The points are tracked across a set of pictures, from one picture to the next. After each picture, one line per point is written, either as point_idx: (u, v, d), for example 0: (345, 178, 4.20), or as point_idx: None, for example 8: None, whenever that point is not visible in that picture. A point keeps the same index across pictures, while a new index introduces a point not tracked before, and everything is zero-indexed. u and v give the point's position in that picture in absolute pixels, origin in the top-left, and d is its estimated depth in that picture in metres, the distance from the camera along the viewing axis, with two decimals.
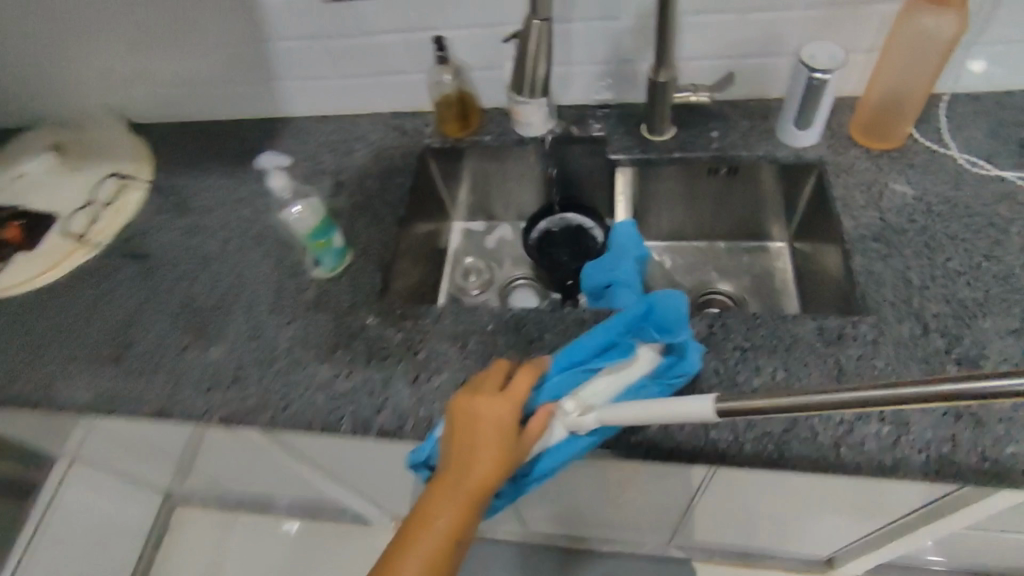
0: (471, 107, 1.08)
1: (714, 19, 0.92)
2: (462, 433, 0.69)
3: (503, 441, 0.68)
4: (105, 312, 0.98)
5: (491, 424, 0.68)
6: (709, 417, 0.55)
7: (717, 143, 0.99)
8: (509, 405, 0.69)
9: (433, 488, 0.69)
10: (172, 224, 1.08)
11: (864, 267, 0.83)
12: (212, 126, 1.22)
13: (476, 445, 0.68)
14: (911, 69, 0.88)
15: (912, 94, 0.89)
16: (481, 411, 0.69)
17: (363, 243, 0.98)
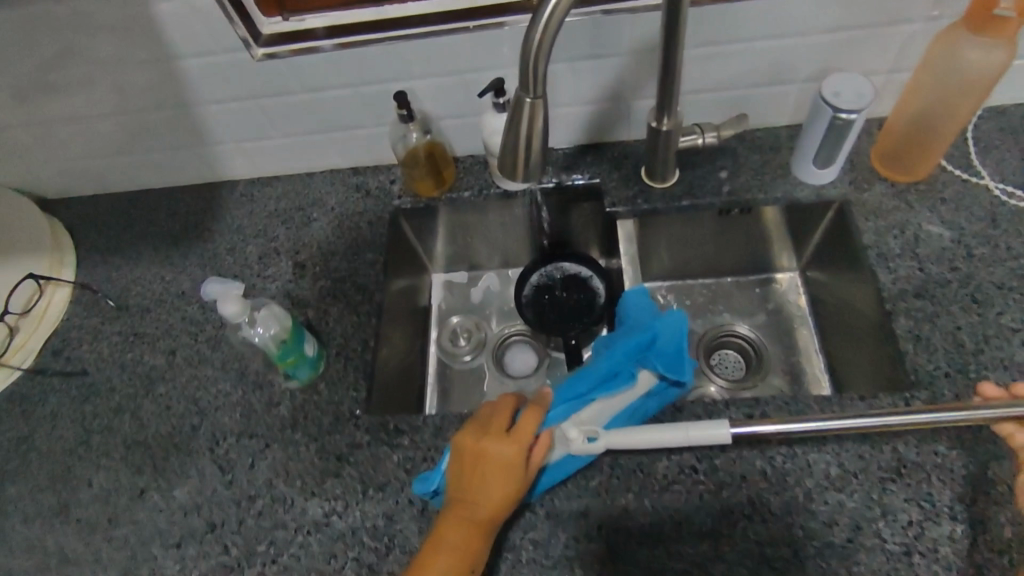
0: (443, 161, 0.94)
1: (718, 50, 0.80)
2: (472, 472, 0.68)
3: (509, 479, 0.67)
4: (40, 453, 0.83)
5: (500, 462, 0.67)
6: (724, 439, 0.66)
7: (727, 186, 0.88)
8: (518, 444, 0.68)
9: (440, 525, 0.67)
10: (108, 328, 0.92)
11: (908, 329, 0.75)
12: (141, 197, 1.04)
13: (487, 483, 0.66)
14: (945, 99, 0.79)
15: (946, 124, 0.80)
16: (491, 450, 0.67)
17: (338, 341, 0.85)
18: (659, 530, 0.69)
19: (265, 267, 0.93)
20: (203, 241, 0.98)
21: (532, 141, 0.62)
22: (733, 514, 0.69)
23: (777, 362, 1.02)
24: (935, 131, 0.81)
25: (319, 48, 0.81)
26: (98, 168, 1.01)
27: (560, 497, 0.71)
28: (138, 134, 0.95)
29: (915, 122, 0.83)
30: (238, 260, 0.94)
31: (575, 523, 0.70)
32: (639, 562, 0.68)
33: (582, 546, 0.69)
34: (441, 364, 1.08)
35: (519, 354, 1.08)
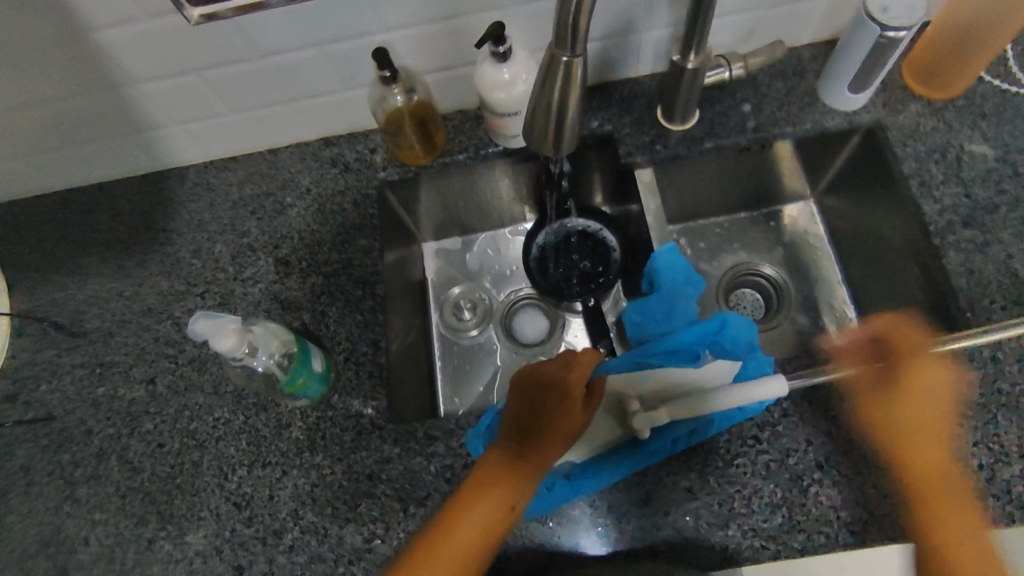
0: (433, 123, 0.82)
1: None
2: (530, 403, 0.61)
3: (541, 449, 0.58)
4: (20, 515, 0.73)
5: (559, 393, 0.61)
6: (776, 392, 0.60)
7: (751, 123, 0.81)
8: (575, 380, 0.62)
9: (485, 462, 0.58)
10: (69, 361, 0.79)
11: (960, 264, 0.70)
12: (75, 199, 0.89)
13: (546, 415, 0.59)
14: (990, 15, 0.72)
15: (989, 38, 0.73)
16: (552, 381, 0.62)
17: (344, 346, 0.75)
18: (730, 508, 0.65)
19: (241, 268, 0.81)
20: (160, 245, 0.84)
21: (568, 108, 0.57)
22: (802, 481, 0.65)
23: (799, 301, 0.96)
24: (979, 49, 0.74)
25: (269, 3, 0.66)
26: (19, 171, 0.85)
27: (620, 488, 0.67)
28: (61, 127, 0.79)
29: (953, 43, 0.75)
30: (207, 265, 0.82)
31: (641, 515, 0.66)
32: (713, 546, 0.64)
33: (652, 536, 0.65)
34: (448, 344, 0.96)
35: (532, 321, 0.96)
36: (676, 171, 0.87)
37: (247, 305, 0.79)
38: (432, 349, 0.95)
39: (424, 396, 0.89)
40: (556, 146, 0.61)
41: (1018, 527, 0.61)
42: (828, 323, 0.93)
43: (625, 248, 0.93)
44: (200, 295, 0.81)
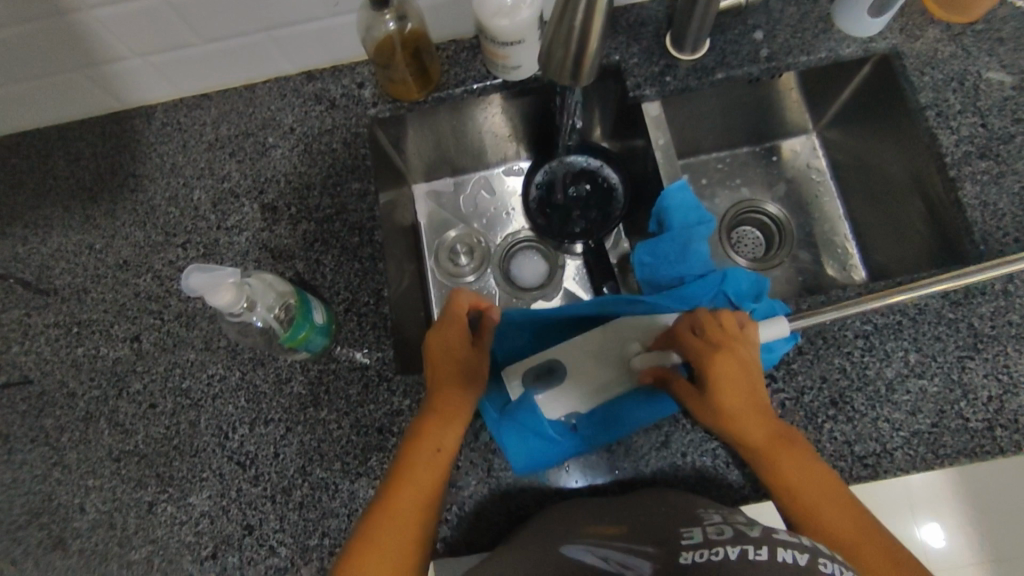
0: (427, 54, 0.75)
1: None
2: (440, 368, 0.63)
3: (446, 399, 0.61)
4: (6, 483, 0.69)
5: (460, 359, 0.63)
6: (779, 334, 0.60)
7: (764, 51, 0.77)
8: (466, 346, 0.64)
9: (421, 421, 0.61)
10: (42, 321, 0.74)
11: (975, 197, 0.69)
12: (27, 143, 0.80)
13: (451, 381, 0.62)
14: None
15: None
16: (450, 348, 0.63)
17: (343, 296, 0.71)
18: None
19: (224, 216, 0.75)
20: (129, 192, 0.77)
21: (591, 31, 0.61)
22: (818, 418, 0.65)
23: (799, 237, 0.95)
24: None
25: None
26: None
27: (638, 431, 0.65)
28: (5, 59, 0.70)
29: None
30: (186, 213, 0.76)
31: (659, 457, 0.64)
32: (731, 483, 0.63)
33: (671, 477, 0.64)
34: (445, 291, 0.93)
35: (531, 265, 0.93)
36: (683, 102, 0.83)
37: (234, 256, 0.73)
38: (429, 296, 0.92)
39: None
40: (574, 74, 0.66)
41: (1022, 453, 0.63)
42: (829, 265, 0.92)
43: (626, 186, 0.89)
44: (181, 246, 0.75)
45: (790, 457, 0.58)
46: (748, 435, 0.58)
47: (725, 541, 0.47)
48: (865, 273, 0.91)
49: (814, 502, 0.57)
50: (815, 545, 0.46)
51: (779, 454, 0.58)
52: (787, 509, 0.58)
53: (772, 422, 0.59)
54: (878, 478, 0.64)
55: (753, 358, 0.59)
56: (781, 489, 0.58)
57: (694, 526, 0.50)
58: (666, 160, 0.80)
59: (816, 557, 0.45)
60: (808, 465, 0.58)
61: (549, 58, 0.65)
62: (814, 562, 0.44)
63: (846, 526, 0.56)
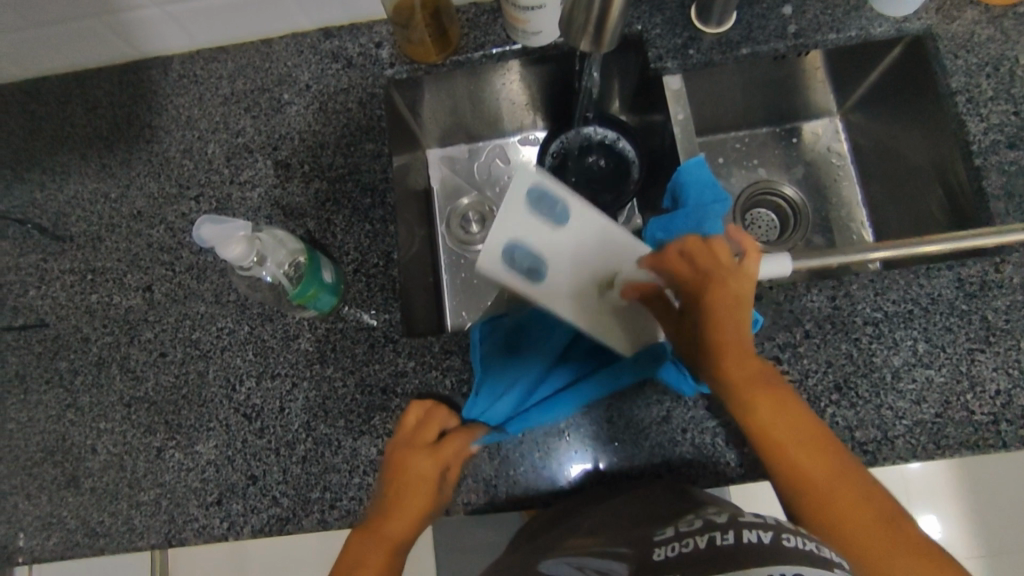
0: (447, 17, 0.74)
1: None
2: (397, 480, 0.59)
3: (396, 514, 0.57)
4: (20, 422, 0.71)
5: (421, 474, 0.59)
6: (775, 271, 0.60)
7: (792, 27, 0.75)
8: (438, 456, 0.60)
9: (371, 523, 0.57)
10: (57, 267, 0.75)
11: (999, 187, 0.68)
12: (45, 89, 0.80)
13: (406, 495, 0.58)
14: None
15: None
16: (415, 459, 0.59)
17: (353, 257, 0.71)
18: None
19: (237, 171, 0.75)
20: (144, 142, 0.77)
21: None
22: (820, 402, 0.65)
23: (815, 221, 0.94)
24: None
25: None
26: None
27: (638, 406, 0.65)
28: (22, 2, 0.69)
29: None
30: (200, 166, 0.76)
31: (658, 431, 0.64)
32: (729, 461, 0.63)
33: (668, 452, 0.64)
34: (455, 259, 0.93)
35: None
36: (707, 78, 0.81)
37: (246, 211, 0.74)
38: (439, 263, 0.92)
39: (432, 310, 0.86)
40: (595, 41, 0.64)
41: None
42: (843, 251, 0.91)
43: (643, 160, 0.88)
44: (195, 199, 0.75)
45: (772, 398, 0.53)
46: (726, 369, 0.54)
47: (694, 531, 0.43)
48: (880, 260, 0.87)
49: (792, 452, 0.52)
50: (781, 521, 0.41)
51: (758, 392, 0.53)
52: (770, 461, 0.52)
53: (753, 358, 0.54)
54: (877, 464, 0.64)
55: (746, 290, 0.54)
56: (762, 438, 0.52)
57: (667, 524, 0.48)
58: (685, 135, 0.79)
59: (780, 533, 0.40)
60: (786, 413, 0.53)
61: (569, 24, 0.65)
62: (777, 537, 0.39)
63: (821, 480, 0.51)
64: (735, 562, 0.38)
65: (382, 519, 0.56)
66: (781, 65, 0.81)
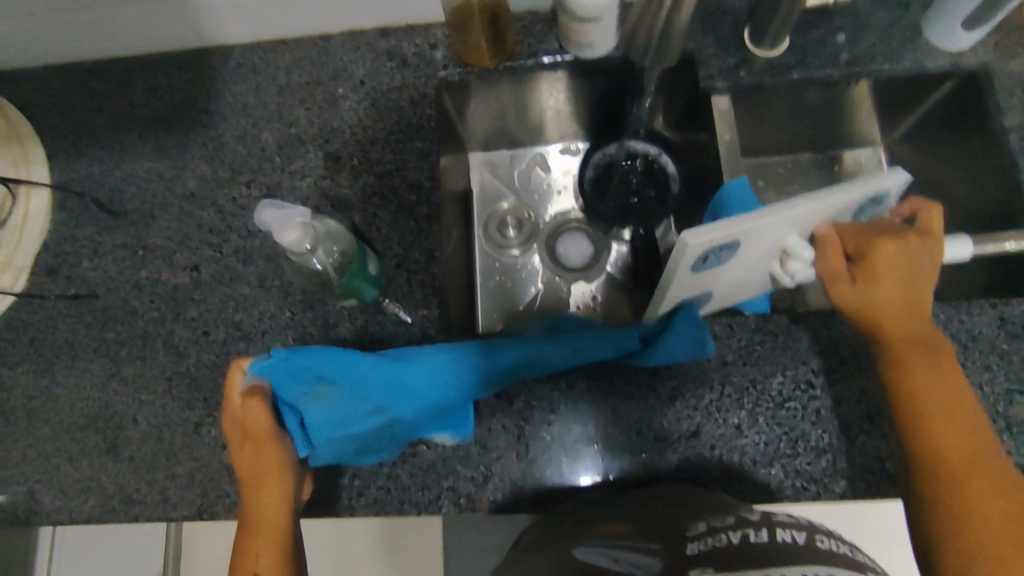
0: (504, 21, 0.75)
1: None
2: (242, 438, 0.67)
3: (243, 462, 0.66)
4: (66, 387, 0.73)
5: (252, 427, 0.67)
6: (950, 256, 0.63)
7: (845, 55, 0.75)
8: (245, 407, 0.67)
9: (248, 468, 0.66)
10: (111, 241, 0.77)
11: None
12: (111, 69, 0.83)
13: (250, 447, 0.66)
14: None
15: None
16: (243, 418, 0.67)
17: (395, 252, 0.73)
18: (776, 448, 0.64)
19: (289, 160, 0.77)
20: (202, 126, 0.80)
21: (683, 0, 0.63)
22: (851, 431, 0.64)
23: None
24: None
25: None
26: (49, 29, 0.79)
27: (668, 419, 0.65)
28: None
29: None
30: (254, 153, 0.78)
31: (686, 445, 0.65)
32: (756, 481, 0.63)
33: (696, 467, 0.64)
34: (489, 260, 0.94)
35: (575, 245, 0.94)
36: (756, 100, 0.81)
37: (295, 199, 0.76)
38: (473, 264, 0.93)
39: (465, 310, 0.87)
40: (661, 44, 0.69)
41: None
42: None
43: (683, 178, 0.89)
44: (246, 184, 0.77)
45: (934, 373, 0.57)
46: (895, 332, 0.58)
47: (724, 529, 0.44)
48: None
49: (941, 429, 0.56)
50: (812, 525, 0.43)
51: (921, 365, 0.57)
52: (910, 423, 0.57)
53: (923, 333, 0.58)
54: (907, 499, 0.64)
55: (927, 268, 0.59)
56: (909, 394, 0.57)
57: (697, 524, 0.48)
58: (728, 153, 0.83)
59: (814, 535, 0.42)
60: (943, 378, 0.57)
61: None
62: (812, 538, 0.41)
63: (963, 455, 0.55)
64: (786, 557, 0.39)
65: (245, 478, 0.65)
66: (830, 91, 0.81)
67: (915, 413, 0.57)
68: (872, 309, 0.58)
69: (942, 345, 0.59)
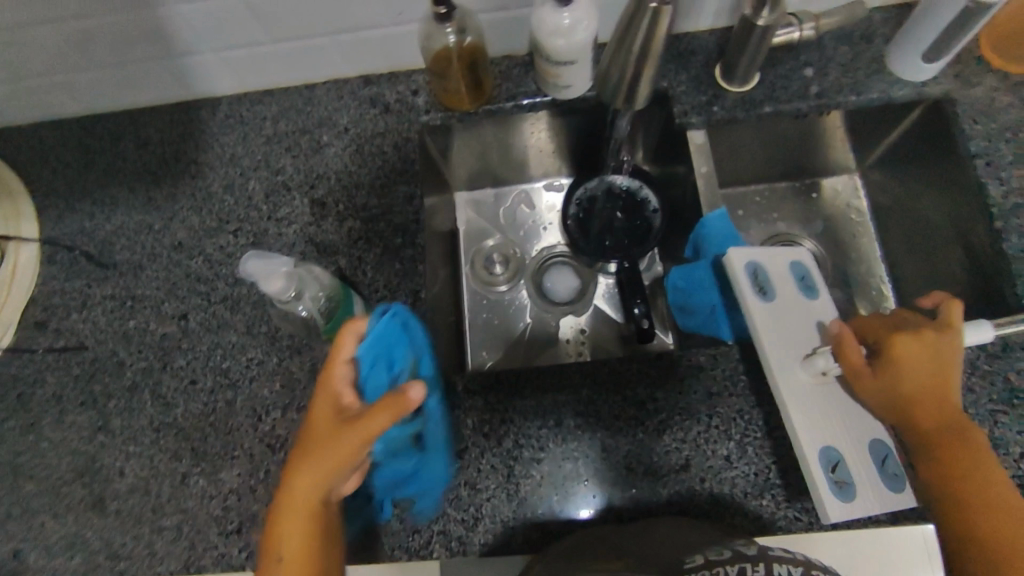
0: (483, 68, 0.77)
1: None
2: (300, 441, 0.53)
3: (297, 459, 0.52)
4: (54, 441, 0.73)
5: (317, 419, 0.54)
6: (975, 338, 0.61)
7: (814, 88, 0.77)
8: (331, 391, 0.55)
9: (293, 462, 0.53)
10: (100, 292, 0.78)
11: (1019, 249, 0.69)
12: (101, 124, 0.85)
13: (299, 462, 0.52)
14: None
15: None
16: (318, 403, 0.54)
17: (382, 294, 0.74)
18: (765, 478, 0.64)
19: (275, 208, 0.79)
20: (190, 178, 0.82)
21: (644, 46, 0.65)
22: None
23: (833, 275, 0.94)
24: None
25: None
26: (39, 89, 0.81)
27: (656, 453, 0.65)
28: (88, 46, 0.75)
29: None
30: (241, 202, 0.80)
31: (675, 478, 0.65)
32: (747, 512, 0.63)
33: (686, 500, 0.64)
34: (478, 297, 0.95)
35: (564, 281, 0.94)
36: (728, 133, 0.83)
37: (282, 246, 0.77)
38: (461, 301, 0.94)
39: (454, 348, 0.88)
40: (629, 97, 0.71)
41: None
42: (862, 306, 0.91)
43: (666, 215, 0.91)
44: (234, 233, 0.79)
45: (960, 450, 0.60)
46: (922, 427, 0.60)
47: None
48: None
49: (985, 522, 0.58)
50: None
51: (956, 461, 0.59)
52: (947, 512, 0.59)
53: (957, 425, 0.60)
54: (898, 524, 0.63)
55: (950, 358, 0.60)
56: (944, 482, 0.59)
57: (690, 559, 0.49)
58: (709, 188, 0.80)
59: None
60: (982, 470, 0.59)
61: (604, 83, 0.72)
62: None
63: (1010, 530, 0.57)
64: None
65: (297, 462, 0.52)
66: (802, 123, 0.83)
67: (954, 501, 0.59)
68: (903, 396, 0.60)
69: (983, 440, 0.60)
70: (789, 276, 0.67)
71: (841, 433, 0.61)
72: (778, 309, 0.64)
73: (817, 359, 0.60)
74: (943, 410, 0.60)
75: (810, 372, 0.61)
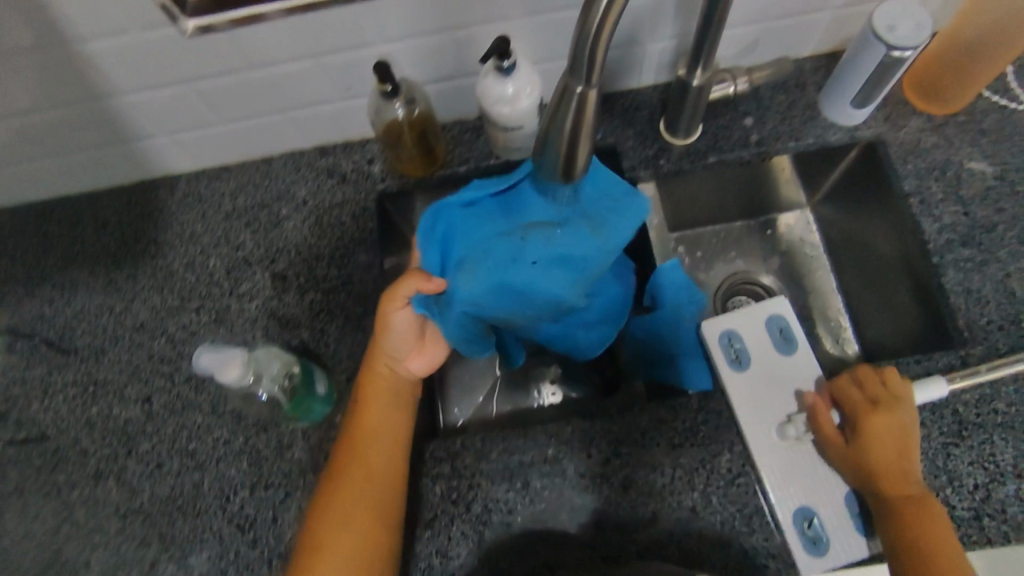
0: (434, 136, 0.79)
1: None
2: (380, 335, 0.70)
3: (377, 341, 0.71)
4: (17, 537, 0.71)
5: (389, 329, 0.69)
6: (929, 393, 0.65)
7: (755, 137, 0.79)
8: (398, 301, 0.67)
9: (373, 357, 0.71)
10: (62, 378, 0.77)
11: (957, 283, 0.71)
12: (60, 208, 0.85)
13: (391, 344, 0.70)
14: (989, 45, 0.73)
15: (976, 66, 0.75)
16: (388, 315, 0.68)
17: (345, 365, 0.75)
18: (732, 527, 0.65)
19: (237, 284, 0.80)
20: (150, 257, 0.82)
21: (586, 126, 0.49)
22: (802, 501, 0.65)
23: (793, 310, 0.97)
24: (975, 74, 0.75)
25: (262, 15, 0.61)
26: None
27: (624, 508, 0.66)
28: (40, 137, 0.75)
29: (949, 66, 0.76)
30: (202, 279, 0.80)
31: (644, 532, 0.65)
32: (716, 562, 0.64)
33: (655, 553, 0.64)
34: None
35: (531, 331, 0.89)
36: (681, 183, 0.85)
37: (244, 321, 0.78)
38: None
39: None
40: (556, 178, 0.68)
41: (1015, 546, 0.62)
42: (824, 337, 0.95)
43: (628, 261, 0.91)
44: (195, 310, 0.79)
45: (932, 528, 0.58)
46: (886, 489, 0.61)
47: None
48: (857, 346, 0.93)
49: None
50: None
51: (912, 520, 0.59)
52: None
53: (919, 493, 0.61)
54: (864, 564, 0.64)
55: (914, 428, 0.63)
56: (905, 545, 0.58)
57: None
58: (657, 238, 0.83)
59: None
60: (940, 534, 0.58)
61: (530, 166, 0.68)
62: None
63: None
64: None
65: (377, 344, 0.71)
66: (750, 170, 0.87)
67: (909, 563, 0.57)
68: (869, 469, 0.62)
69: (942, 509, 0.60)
70: (765, 338, 0.71)
71: (811, 489, 0.66)
72: (751, 375, 0.69)
73: (790, 426, 0.66)
74: (904, 475, 0.61)
75: (783, 437, 0.66)
